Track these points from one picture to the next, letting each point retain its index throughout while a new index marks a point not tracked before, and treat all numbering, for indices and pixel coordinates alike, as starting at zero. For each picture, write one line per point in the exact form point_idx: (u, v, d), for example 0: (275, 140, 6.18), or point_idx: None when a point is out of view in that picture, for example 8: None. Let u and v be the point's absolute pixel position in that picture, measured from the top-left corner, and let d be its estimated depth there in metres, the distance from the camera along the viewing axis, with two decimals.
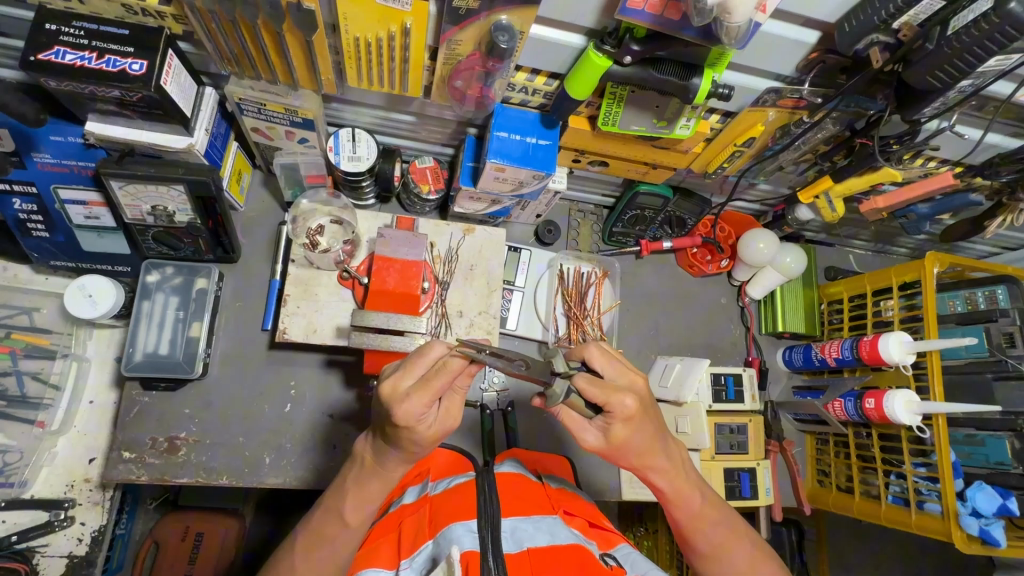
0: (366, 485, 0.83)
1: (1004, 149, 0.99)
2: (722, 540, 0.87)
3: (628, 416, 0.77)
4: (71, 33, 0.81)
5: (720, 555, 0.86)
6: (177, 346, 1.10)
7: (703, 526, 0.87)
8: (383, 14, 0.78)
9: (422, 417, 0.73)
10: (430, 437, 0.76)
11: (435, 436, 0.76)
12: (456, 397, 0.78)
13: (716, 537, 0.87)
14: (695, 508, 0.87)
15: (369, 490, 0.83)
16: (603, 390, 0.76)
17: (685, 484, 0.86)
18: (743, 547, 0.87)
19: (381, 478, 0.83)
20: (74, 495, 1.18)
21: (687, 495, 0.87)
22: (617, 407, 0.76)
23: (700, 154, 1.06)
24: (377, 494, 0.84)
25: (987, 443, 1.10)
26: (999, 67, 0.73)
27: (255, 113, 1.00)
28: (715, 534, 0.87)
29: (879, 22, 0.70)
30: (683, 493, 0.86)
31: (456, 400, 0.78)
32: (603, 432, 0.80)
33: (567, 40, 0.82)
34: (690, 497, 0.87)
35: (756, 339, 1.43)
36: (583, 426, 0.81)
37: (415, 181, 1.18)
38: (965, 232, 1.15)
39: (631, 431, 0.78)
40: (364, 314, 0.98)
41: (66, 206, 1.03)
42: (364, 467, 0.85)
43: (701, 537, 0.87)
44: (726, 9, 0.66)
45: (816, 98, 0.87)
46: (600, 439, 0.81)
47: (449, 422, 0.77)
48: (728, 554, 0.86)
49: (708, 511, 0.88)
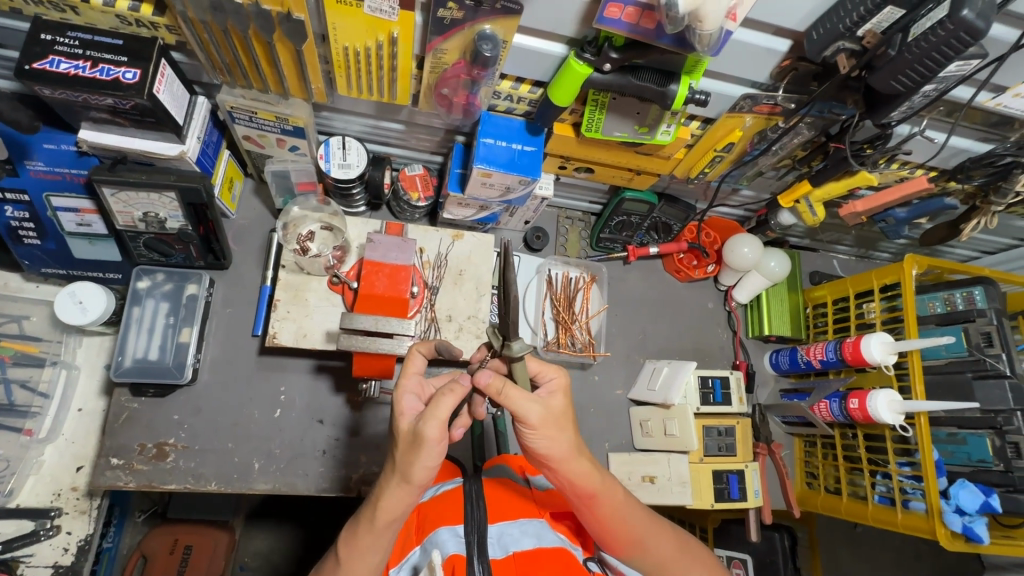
0: (358, 539, 0.78)
1: (974, 153, 1.03)
2: (647, 529, 0.83)
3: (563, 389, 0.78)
4: (66, 43, 0.83)
5: (646, 545, 0.83)
6: (167, 352, 1.10)
7: (628, 518, 0.81)
8: (371, 23, 0.81)
9: (401, 403, 0.79)
10: (402, 432, 0.76)
11: (406, 431, 0.75)
12: (439, 406, 0.72)
13: (642, 527, 0.82)
14: (620, 501, 0.81)
15: (363, 545, 0.78)
16: (539, 360, 0.79)
17: (606, 476, 0.80)
18: (665, 532, 0.85)
19: (373, 532, 0.77)
20: (60, 504, 1.17)
21: (611, 487, 0.80)
22: (557, 378, 0.78)
23: (682, 159, 1.09)
24: (372, 549, 0.78)
25: (969, 441, 1.11)
26: (960, 72, 0.77)
27: (247, 121, 1.02)
28: (641, 526, 0.82)
29: (845, 29, 0.73)
30: (606, 490, 0.79)
31: (434, 408, 0.71)
32: (543, 405, 0.74)
33: (550, 49, 0.85)
34: (613, 490, 0.80)
35: (743, 343, 1.45)
36: (529, 399, 0.73)
37: (405, 188, 1.20)
38: (941, 237, 1.17)
39: (566, 409, 0.76)
40: (351, 316, 0.99)
41: (58, 213, 1.04)
42: (359, 519, 0.79)
43: (628, 529, 0.81)
44: (697, 17, 0.68)
45: (790, 104, 0.90)
46: (541, 415, 0.73)
47: (418, 422, 0.73)
48: (653, 541, 0.83)
49: (631, 502, 0.83)
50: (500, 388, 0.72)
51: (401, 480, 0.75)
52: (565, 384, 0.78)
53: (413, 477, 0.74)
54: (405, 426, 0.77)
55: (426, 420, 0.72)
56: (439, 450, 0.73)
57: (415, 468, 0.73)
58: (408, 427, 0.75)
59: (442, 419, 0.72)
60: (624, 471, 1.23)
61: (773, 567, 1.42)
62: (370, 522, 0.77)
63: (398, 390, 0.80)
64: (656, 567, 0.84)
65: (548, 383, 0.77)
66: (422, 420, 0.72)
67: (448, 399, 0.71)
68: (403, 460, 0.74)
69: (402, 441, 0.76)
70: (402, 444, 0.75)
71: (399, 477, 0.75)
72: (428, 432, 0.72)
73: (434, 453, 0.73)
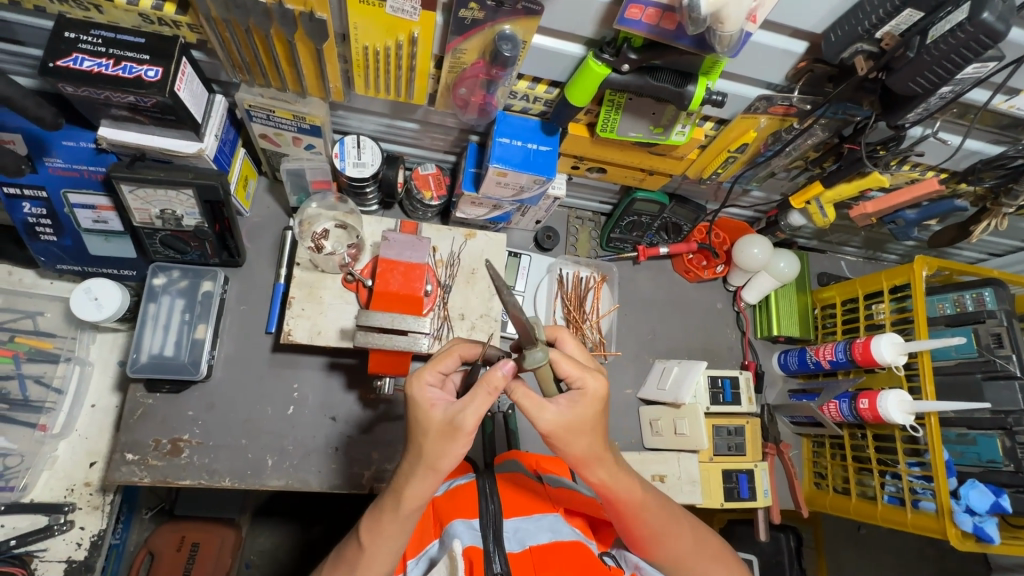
0: (382, 527, 0.77)
1: (986, 155, 1.04)
2: (665, 526, 0.84)
3: (593, 398, 0.73)
4: (89, 41, 0.84)
5: (663, 539, 0.84)
6: (182, 348, 1.11)
7: (644, 516, 0.81)
8: (393, 23, 0.81)
9: (426, 394, 0.74)
10: (432, 422, 0.72)
11: (438, 422, 0.72)
12: (480, 402, 0.69)
13: (658, 525, 0.83)
14: (638, 501, 0.80)
15: (388, 533, 0.77)
16: (573, 364, 0.74)
17: (627, 475, 0.80)
18: (682, 528, 0.85)
19: (397, 520, 0.76)
20: (74, 499, 1.18)
21: (630, 488, 0.80)
22: (590, 386, 0.74)
23: (695, 160, 1.10)
24: (397, 536, 0.78)
25: (978, 441, 1.12)
26: (977, 75, 0.78)
27: (264, 120, 1.03)
28: (658, 522, 0.83)
29: (863, 31, 0.74)
30: (623, 489, 0.79)
31: (475, 404, 0.69)
32: (560, 410, 0.72)
33: (568, 50, 0.86)
34: (631, 491, 0.80)
35: (752, 343, 1.45)
36: (540, 406, 0.72)
37: (419, 187, 1.21)
38: (950, 238, 1.18)
39: (592, 417, 0.73)
40: (368, 314, 1.00)
41: (75, 210, 1.05)
42: (381, 507, 0.78)
43: (645, 526, 0.82)
44: (718, 19, 0.69)
45: (805, 105, 0.91)
46: (555, 420, 0.72)
47: (457, 414, 0.70)
48: (671, 537, 0.84)
49: (651, 499, 0.83)
50: (508, 390, 0.72)
51: (427, 469, 0.73)
52: (597, 392, 0.74)
53: (442, 466, 0.73)
54: (435, 416, 0.73)
55: (466, 413, 0.69)
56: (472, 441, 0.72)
57: (445, 457, 0.72)
58: (440, 418, 0.72)
59: (481, 414, 0.70)
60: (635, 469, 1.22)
61: (780, 568, 1.44)
62: (393, 511, 0.76)
63: (419, 380, 0.75)
64: (672, 564, 0.86)
65: (578, 390, 0.74)
66: (462, 413, 0.69)
67: (490, 398, 0.69)
68: (434, 449, 0.72)
69: (432, 430, 0.72)
70: (432, 433, 0.73)
71: (427, 464, 0.73)
72: (466, 424, 0.70)
73: (468, 444, 0.72)
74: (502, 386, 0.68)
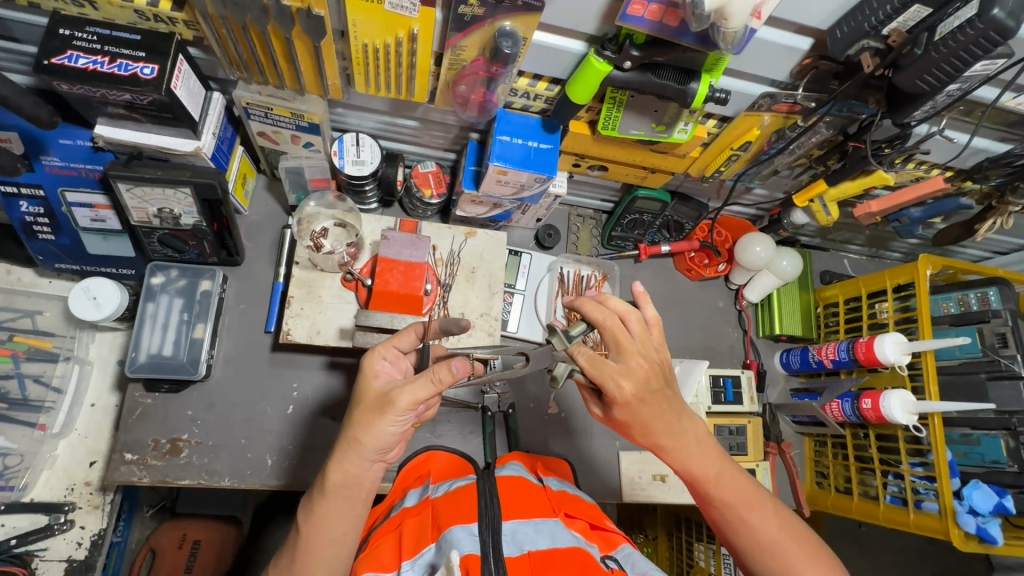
0: (315, 506, 0.81)
1: (993, 153, 1.02)
2: (741, 501, 0.85)
3: (625, 400, 0.78)
4: (84, 38, 0.83)
5: (742, 515, 0.85)
6: (181, 347, 1.11)
7: (720, 488, 0.85)
8: (392, 20, 0.80)
9: (375, 366, 0.84)
10: (371, 394, 0.80)
11: (377, 394, 0.80)
12: (419, 387, 0.77)
13: (733, 497, 0.85)
14: (710, 476, 0.85)
15: (322, 512, 0.80)
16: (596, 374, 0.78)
17: (701, 453, 0.85)
18: (766, 506, 0.86)
19: (328, 497, 0.80)
20: (73, 499, 1.18)
21: (700, 464, 0.85)
22: (609, 391, 0.78)
23: (698, 157, 1.09)
24: (335, 517, 0.80)
25: (982, 441, 1.11)
26: (985, 71, 0.77)
27: (262, 118, 1.01)
28: (735, 495, 0.85)
29: (870, 28, 0.73)
30: (694, 465, 0.85)
31: (415, 387, 0.77)
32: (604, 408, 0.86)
33: (568, 47, 0.85)
34: (703, 466, 0.85)
35: (754, 342, 1.45)
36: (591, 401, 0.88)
37: (418, 185, 1.20)
38: (955, 236, 1.16)
39: (642, 412, 0.80)
40: (367, 313, 1.02)
41: (73, 208, 1.04)
42: (315, 491, 0.83)
43: (721, 501, 0.85)
44: (722, 15, 0.68)
45: (809, 103, 0.89)
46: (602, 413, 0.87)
47: (393, 389, 0.78)
48: (749, 513, 0.84)
49: (724, 476, 0.86)
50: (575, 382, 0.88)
51: (352, 443, 0.79)
52: (625, 395, 0.78)
53: (363, 439, 0.78)
54: (376, 387, 0.82)
55: (401, 391, 0.77)
56: (400, 419, 0.78)
57: (369, 427, 0.78)
58: (380, 391, 0.80)
59: (417, 398, 0.77)
60: (636, 469, 1.23)
61: None
62: (322, 489, 0.81)
63: (373, 354, 0.85)
64: (755, 546, 0.84)
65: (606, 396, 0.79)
66: (397, 389, 0.77)
67: (430, 387, 0.76)
68: (362, 422, 0.79)
69: (369, 400, 0.80)
70: (368, 407, 0.80)
71: (353, 436, 0.79)
72: (398, 402, 0.77)
73: (393, 421, 0.78)
74: (444, 381, 0.75)
